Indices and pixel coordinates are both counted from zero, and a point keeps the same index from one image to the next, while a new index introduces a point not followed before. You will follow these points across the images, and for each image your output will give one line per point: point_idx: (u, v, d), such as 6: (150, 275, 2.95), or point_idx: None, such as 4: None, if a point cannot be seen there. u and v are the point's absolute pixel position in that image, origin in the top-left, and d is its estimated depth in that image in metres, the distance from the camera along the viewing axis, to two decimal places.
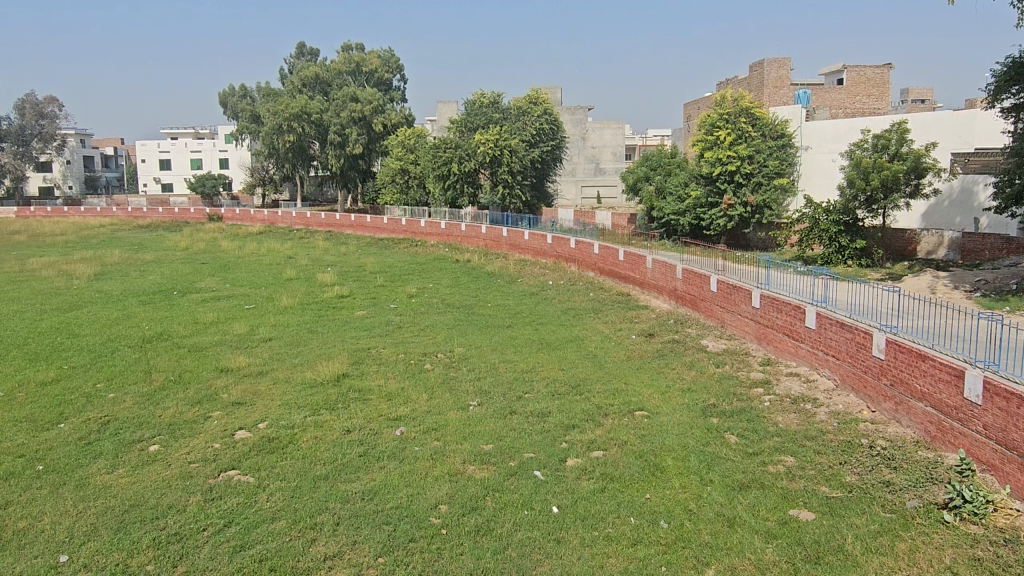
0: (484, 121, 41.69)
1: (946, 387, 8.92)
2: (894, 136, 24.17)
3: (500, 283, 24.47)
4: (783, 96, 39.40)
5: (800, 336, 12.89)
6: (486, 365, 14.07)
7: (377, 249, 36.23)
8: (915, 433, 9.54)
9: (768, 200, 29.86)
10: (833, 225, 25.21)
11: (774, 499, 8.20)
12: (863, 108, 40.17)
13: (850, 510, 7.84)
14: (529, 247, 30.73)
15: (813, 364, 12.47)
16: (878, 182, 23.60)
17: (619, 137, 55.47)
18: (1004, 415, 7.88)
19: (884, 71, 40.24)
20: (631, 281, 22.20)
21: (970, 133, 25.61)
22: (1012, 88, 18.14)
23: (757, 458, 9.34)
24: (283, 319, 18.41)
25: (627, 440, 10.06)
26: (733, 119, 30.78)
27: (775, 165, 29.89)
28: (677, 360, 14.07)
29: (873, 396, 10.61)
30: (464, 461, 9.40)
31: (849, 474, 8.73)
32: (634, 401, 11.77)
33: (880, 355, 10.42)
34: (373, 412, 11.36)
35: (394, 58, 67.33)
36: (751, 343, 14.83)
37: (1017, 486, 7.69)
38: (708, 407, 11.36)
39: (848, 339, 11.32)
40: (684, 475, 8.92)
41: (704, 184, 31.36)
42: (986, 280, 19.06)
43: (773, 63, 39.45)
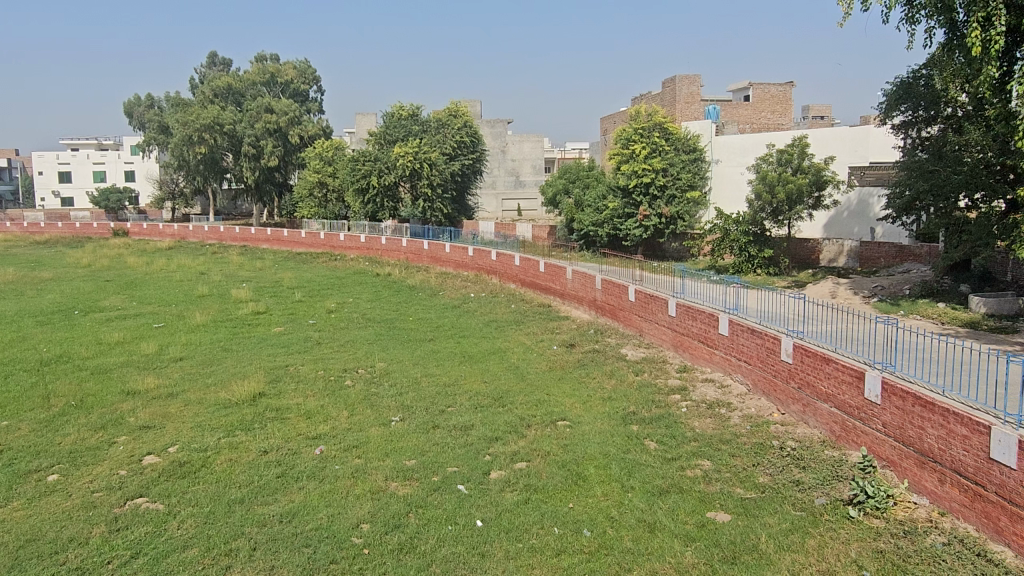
0: (404, 133, 41.32)
1: (849, 388, 9.39)
2: (796, 150, 25.31)
3: (421, 296, 24.28)
4: (695, 112, 40.80)
5: (715, 342, 13.31)
6: (408, 380, 13.89)
7: (295, 264, 35.39)
8: (821, 433, 10.00)
9: (681, 212, 30.68)
10: (742, 236, 25.98)
11: (692, 502, 8.42)
12: (768, 123, 42.06)
13: (764, 510, 8.12)
14: (450, 260, 30.73)
15: (727, 369, 12.90)
16: (782, 195, 24.70)
17: (538, 150, 56.13)
18: (901, 413, 8.37)
19: (787, 89, 42.24)
20: (552, 293, 22.42)
21: (865, 148, 27.17)
22: (902, 107, 19.35)
23: (675, 463, 9.57)
24: (194, 338, 17.71)
25: (550, 451, 10.13)
26: (647, 134, 31.30)
27: (688, 179, 30.85)
28: (597, 370, 14.30)
29: (783, 399, 11.06)
30: (386, 478, 9.25)
31: (761, 475, 9.05)
32: (556, 411, 11.87)
33: (788, 359, 10.88)
34: (291, 431, 11.04)
35: (310, 68, 66.26)
36: (668, 351, 15.21)
37: (914, 480, 8.18)
38: (629, 414, 11.58)
39: (759, 344, 11.77)
40: (605, 483, 9.06)
41: (621, 196, 31.80)
42: (883, 286, 20.14)
43: (684, 79, 40.75)
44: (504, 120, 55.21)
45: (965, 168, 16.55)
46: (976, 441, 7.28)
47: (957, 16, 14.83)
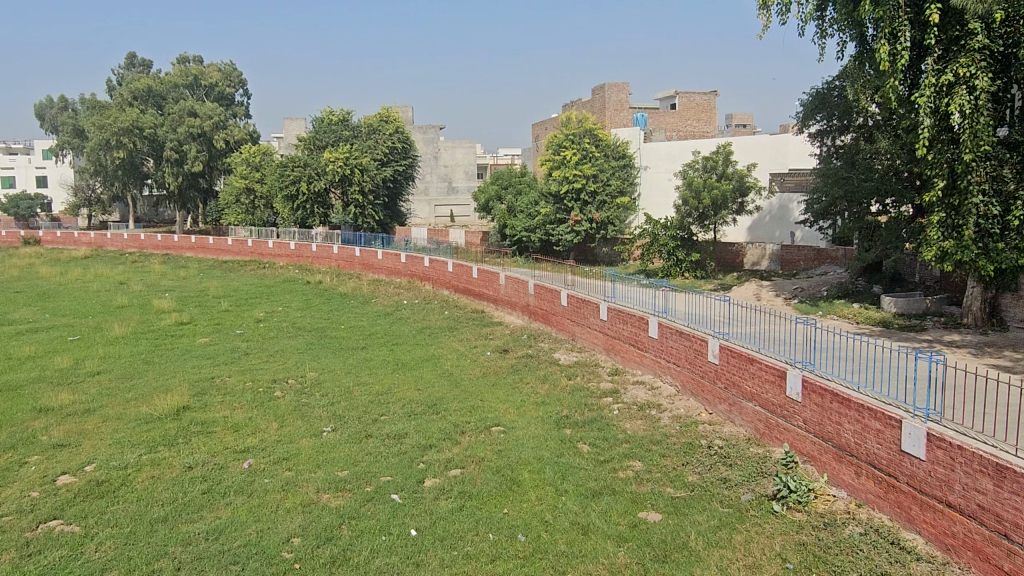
0: (334, 138, 40.55)
1: (771, 387, 9.73)
2: (721, 157, 26.10)
3: (353, 304, 23.95)
4: (624, 119, 41.65)
5: (645, 345, 13.58)
6: (340, 389, 13.65)
7: (220, 272, 34.37)
8: (746, 431, 10.32)
9: (611, 217, 31.18)
10: (671, 240, 26.49)
11: (624, 503, 8.55)
12: (693, 131, 43.30)
13: (693, 508, 8.31)
14: (382, 266, 30.43)
15: (656, 371, 13.18)
16: (708, 200, 25.44)
17: (471, 156, 56.25)
18: (820, 410, 8.72)
19: (711, 98, 43.58)
20: (485, 298, 22.46)
21: (785, 155, 28.22)
22: (818, 116, 20.23)
23: (607, 465, 9.71)
24: (113, 350, 16.97)
25: (484, 456, 10.13)
26: (578, 140, 31.58)
27: (618, 185, 31.41)
28: (531, 374, 14.38)
29: (710, 399, 11.37)
30: (318, 490, 9.06)
31: (690, 474, 9.27)
32: (490, 417, 11.87)
33: (715, 360, 11.19)
34: (217, 445, 10.70)
35: (235, 72, 64.54)
36: (600, 354, 15.44)
37: (833, 474, 8.53)
38: (562, 418, 11.68)
39: (687, 346, 12.07)
40: (539, 487, 9.10)
41: (553, 202, 32.10)
42: (802, 288, 21.02)
43: (613, 87, 41.52)
44: (436, 126, 55.04)
45: (876, 175, 17.40)
46: (889, 435, 7.65)
47: (866, 31, 15.64)
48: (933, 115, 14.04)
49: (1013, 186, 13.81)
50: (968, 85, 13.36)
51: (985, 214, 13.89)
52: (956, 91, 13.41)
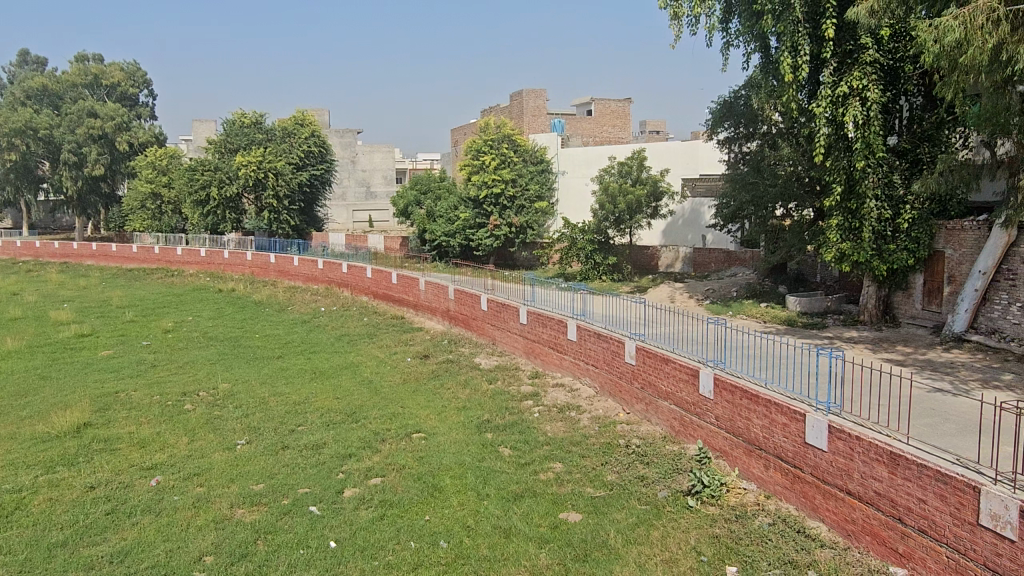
0: (246, 142, 39.17)
1: (685, 385, 10.04)
2: (635, 163, 26.74)
3: (268, 312, 23.27)
4: (542, 125, 42.11)
5: (563, 348, 13.76)
6: (254, 400, 13.22)
7: (125, 281, 32.74)
8: (662, 429, 10.61)
9: (530, 222, 31.41)
10: (588, 244, 27.05)
11: (545, 505, 8.62)
12: (609, 137, 44.19)
13: (612, 507, 8.46)
14: (299, 273, 29.68)
15: (575, 373, 13.38)
16: (623, 205, 26.02)
17: (390, 160, 55.67)
18: (731, 407, 9.06)
19: (626, 104, 44.58)
20: (405, 304, 22.24)
21: (695, 161, 29.18)
22: (725, 123, 21.03)
23: (528, 468, 9.77)
24: (4, 366, 15.89)
25: (405, 464, 10.02)
26: (496, 145, 31.45)
27: (536, 190, 31.69)
28: (452, 380, 14.32)
29: (627, 399, 11.63)
30: (232, 505, 8.75)
31: (609, 473, 9.44)
32: (411, 424, 11.75)
33: (631, 361, 11.45)
34: (122, 463, 10.18)
35: (139, 71, 60.84)
36: (520, 358, 15.55)
37: (744, 468, 8.87)
38: (482, 423, 11.68)
39: (605, 348, 12.30)
40: (461, 493, 9.06)
41: (472, 206, 32.09)
42: (713, 289, 21.83)
43: (531, 93, 41.90)
44: (353, 130, 54.24)
45: (780, 181, 18.21)
46: (794, 428, 8.02)
47: (768, 43, 16.40)
48: (830, 124, 14.83)
49: (902, 191, 14.78)
50: (862, 96, 14.22)
51: (879, 218, 14.78)
52: (850, 102, 14.24)
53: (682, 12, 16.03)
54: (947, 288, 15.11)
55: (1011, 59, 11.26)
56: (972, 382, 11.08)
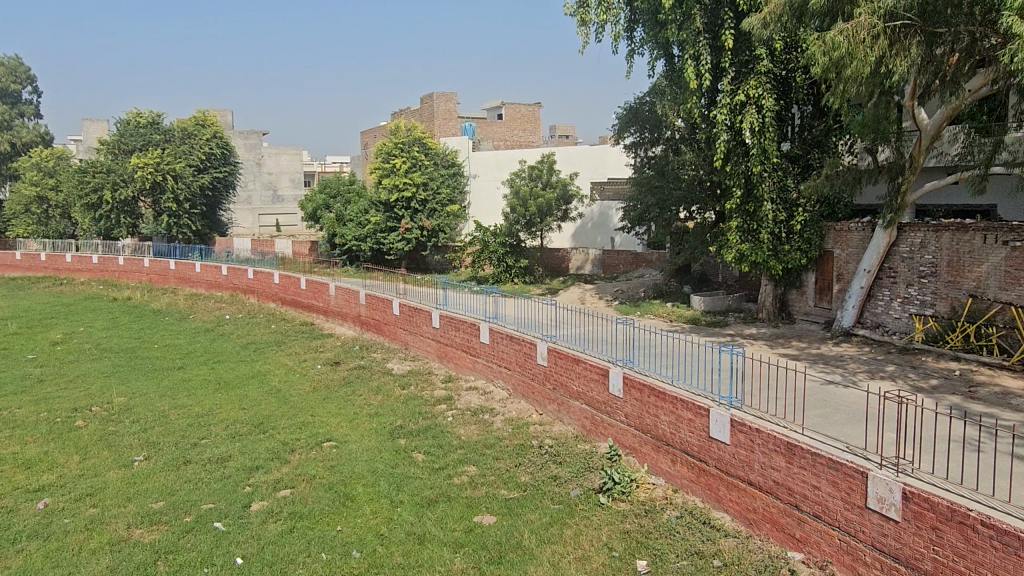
0: (142, 142, 37.43)
1: (595, 385, 10.24)
2: (545, 166, 27.06)
3: (167, 321, 22.22)
4: (453, 128, 42.05)
5: (476, 350, 13.77)
6: (153, 414, 12.59)
7: (7, 291, 30.51)
8: (574, 429, 10.78)
9: (441, 225, 31.29)
10: (500, 247, 27.16)
11: (460, 509, 8.60)
12: (519, 140, 44.59)
13: (525, 508, 8.52)
14: (201, 280, 28.51)
15: (488, 376, 13.42)
16: (534, 209, 26.31)
17: (297, 163, 54.35)
18: (640, 404, 9.30)
19: (535, 109, 45.11)
20: (314, 310, 21.74)
21: (604, 165, 29.70)
22: (631, 128, 21.57)
23: (442, 472, 9.71)
24: None
25: (316, 474, 9.77)
26: (407, 148, 31.30)
27: (447, 194, 31.72)
28: (363, 386, 14.07)
29: (539, 400, 11.76)
30: (129, 526, 8.29)
31: (523, 474, 9.51)
32: (322, 432, 11.47)
33: (543, 362, 11.58)
34: (4, 486, 9.47)
35: (22, 67, 57.06)
36: (433, 362, 15.48)
37: (652, 463, 9.13)
38: (395, 429, 11.53)
39: (517, 350, 12.39)
40: (374, 501, 8.91)
41: (383, 210, 31.57)
42: (622, 289, 22.39)
43: (442, 96, 41.75)
44: (258, 132, 52.52)
45: (683, 185, 18.88)
46: (699, 423, 8.31)
47: (671, 51, 16.93)
48: (729, 131, 15.44)
49: (795, 195, 15.62)
50: (758, 104, 14.88)
51: (775, 220, 15.57)
52: (748, 110, 14.88)
53: (589, 18, 16.34)
54: (837, 286, 16.03)
55: (889, 72, 12.07)
56: (860, 373, 11.79)
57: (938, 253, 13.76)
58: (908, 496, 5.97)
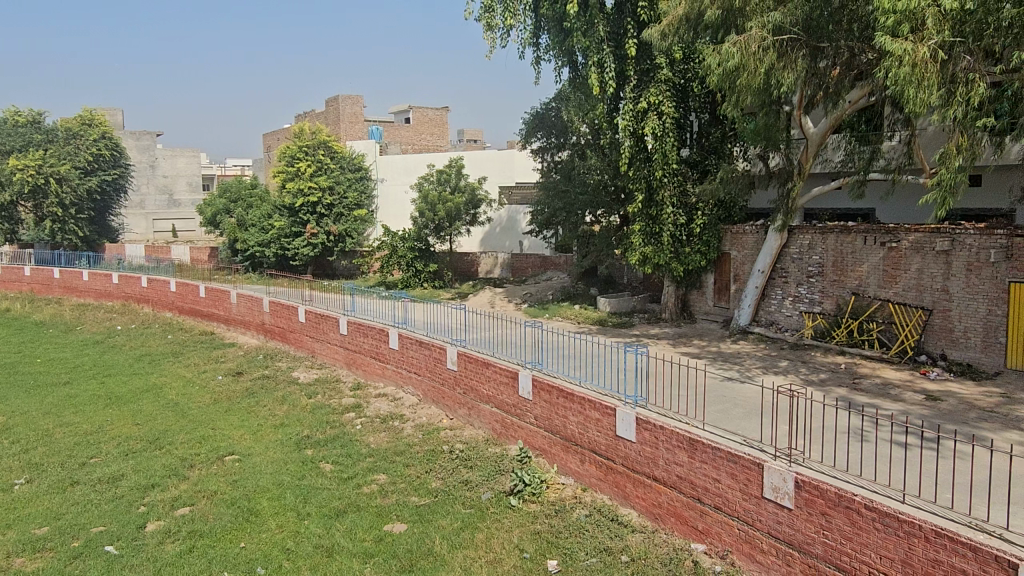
0: (22, 143, 35.43)
1: (505, 388, 10.30)
2: (453, 171, 27.03)
3: (51, 333, 20.81)
4: (359, 131, 41.39)
5: (385, 357, 13.59)
6: (35, 433, 11.74)
7: None
8: (484, 432, 10.81)
9: (348, 230, 30.72)
10: (409, 252, 26.84)
11: (369, 519, 8.44)
12: (427, 145, 44.36)
13: (437, 514, 8.46)
14: (90, 289, 26.89)
15: (398, 382, 13.27)
16: (443, 213, 26.23)
17: (195, 166, 52.14)
18: (549, 406, 9.42)
19: (443, 113, 45.04)
20: (214, 319, 20.88)
21: (511, 169, 29.95)
22: (538, 134, 21.87)
23: (351, 482, 9.52)
24: None
25: (216, 490, 9.38)
26: (312, 151, 30.49)
27: (354, 198, 31.20)
28: (268, 397, 13.61)
29: (450, 405, 11.72)
30: (8, 555, 7.70)
31: (433, 480, 9.44)
32: (223, 446, 11.02)
33: (453, 366, 11.55)
34: None
35: None
36: (340, 369, 15.18)
37: (562, 464, 9.27)
38: (302, 439, 11.21)
39: (427, 355, 12.30)
40: (279, 514, 8.63)
41: (287, 214, 30.63)
42: (530, 293, 22.60)
43: (347, 99, 41.00)
44: (151, 133, 49.98)
45: (589, 190, 19.29)
46: (606, 422, 8.50)
47: (576, 59, 17.29)
48: (632, 137, 15.88)
49: (694, 199, 16.27)
50: (658, 110, 15.38)
51: (675, 223, 16.18)
52: (649, 117, 15.35)
53: (495, 23, 16.43)
54: (734, 286, 16.75)
55: (778, 83, 12.72)
56: (756, 369, 12.36)
57: (825, 253, 14.60)
58: (800, 485, 6.30)
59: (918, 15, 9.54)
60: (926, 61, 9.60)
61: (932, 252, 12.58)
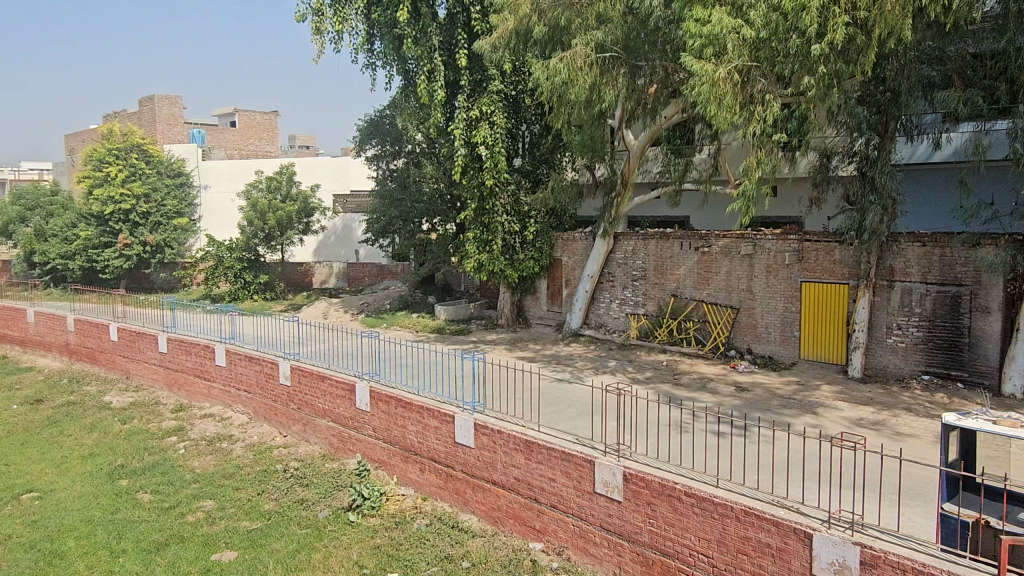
0: None
1: (342, 401, 10.04)
2: (284, 178, 25.98)
3: None
4: (178, 134, 38.67)
5: (211, 375, 12.80)
6: None
7: None
8: (320, 448, 10.48)
9: (167, 239, 28.56)
10: (236, 262, 25.41)
11: (194, 549, 7.87)
12: (254, 150, 42.26)
13: (270, 537, 8.03)
14: None
15: (225, 402, 12.54)
16: (273, 221, 25.07)
17: None
18: (387, 416, 9.29)
19: (272, 118, 43.18)
20: (7, 340, 18.60)
21: (345, 176, 29.24)
22: (372, 141, 21.54)
23: (173, 512, 8.83)
24: None
25: (11, 533, 8.33)
26: (123, 155, 28.01)
27: (174, 205, 29.04)
28: (74, 425, 12.31)
29: (283, 422, 11.25)
30: None
31: (266, 503, 8.99)
32: (19, 483, 9.81)
33: (286, 382, 11.08)
34: None
35: None
36: (161, 391, 14.09)
37: (402, 474, 9.18)
38: (115, 469, 10.25)
39: (257, 371, 11.71)
40: (89, 554, 7.82)
41: (95, 223, 28.03)
42: (367, 302, 22.20)
43: (163, 99, 38.16)
44: None
45: (425, 198, 19.39)
46: (445, 430, 8.52)
47: (409, 67, 17.25)
48: (466, 146, 16.08)
49: (526, 207, 16.81)
50: (490, 120, 15.67)
51: (508, 230, 16.60)
52: (481, 125, 15.59)
53: (324, 27, 16.05)
54: (565, 291, 17.43)
55: (601, 97, 13.42)
56: (587, 370, 12.92)
57: (646, 258, 15.56)
58: (628, 478, 6.66)
59: (718, 40, 10.38)
60: (723, 81, 10.50)
61: (738, 255, 13.81)
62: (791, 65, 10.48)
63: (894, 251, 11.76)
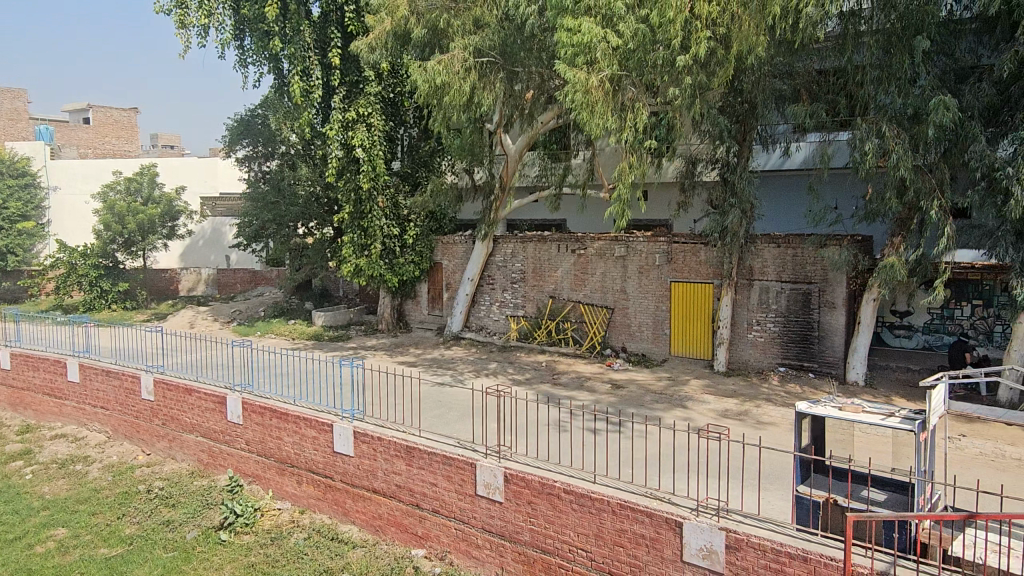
0: None
1: (212, 414, 9.56)
2: (144, 179, 24.46)
3: None
4: (23, 130, 35.50)
5: (63, 393, 11.86)
6: None
7: None
8: (189, 465, 9.93)
9: (11, 245, 26.41)
10: (91, 269, 23.60)
11: None
12: (112, 149, 39.47)
13: (132, 563, 7.49)
14: None
15: (80, 420, 11.64)
16: (134, 225, 23.49)
17: None
18: (261, 428, 8.94)
19: (131, 115, 40.51)
20: None
21: (214, 177, 27.86)
22: (243, 141, 20.63)
23: (19, 543, 8.06)
24: None
25: None
26: None
27: (16, 208, 26.93)
28: None
29: (147, 438, 10.58)
30: None
31: (127, 526, 8.39)
32: None
33: (150, 397, 10.42)
34: None
35: None
36: (3, 412, 12.89)
37: (277, 488, 8.86)
38: None
39: (116, 386, 10.94)
40: None
41: None
42: (239, 310, 21.27)
43: (4, 92, 34.91)
44: None
45: (301, 201, 18.78)
46: (323, 439, 8.30)
47: (281, 65, 16.67)
48: (342, 148, 15.71)
49: (405, 210, 16.68)
50: (367, 122, 15.41)
51: (387, 234, 16.41)
52: (358, 127, 15.29)
53: (188, 21, 15.23)
54: (446, 294, 17.44)
55: (479, 102, 13.51)
56: (468, 373, 12.95)
57: (525, 261, 15.81)
58: (509, 479, 6.73)
59: (590, 48, 10.66)
60: (595, 89, 10.84)
61: (612, 258, 14.30)
62: (658, 74, 10.96)
63: (752, 252, 12.55)
